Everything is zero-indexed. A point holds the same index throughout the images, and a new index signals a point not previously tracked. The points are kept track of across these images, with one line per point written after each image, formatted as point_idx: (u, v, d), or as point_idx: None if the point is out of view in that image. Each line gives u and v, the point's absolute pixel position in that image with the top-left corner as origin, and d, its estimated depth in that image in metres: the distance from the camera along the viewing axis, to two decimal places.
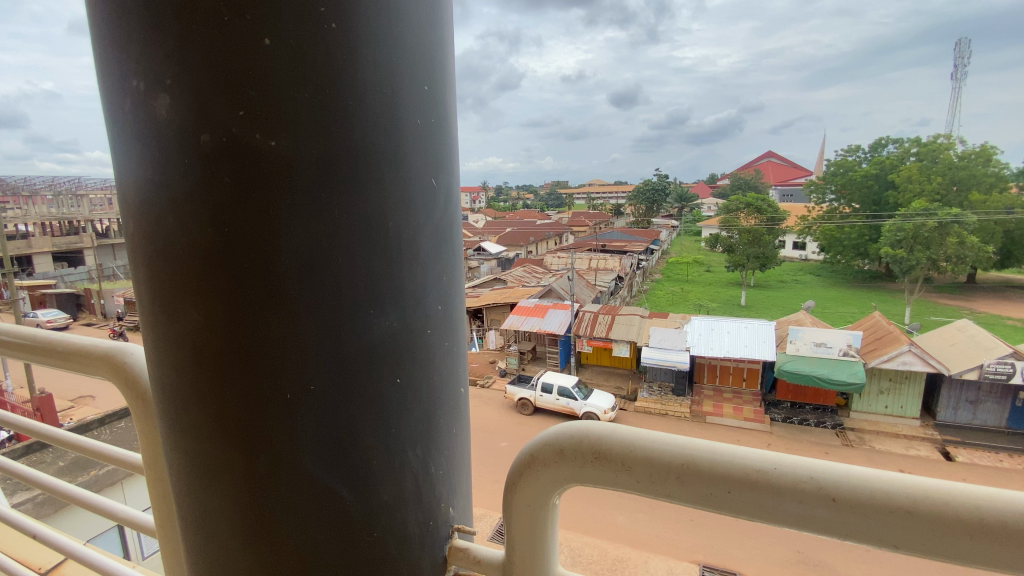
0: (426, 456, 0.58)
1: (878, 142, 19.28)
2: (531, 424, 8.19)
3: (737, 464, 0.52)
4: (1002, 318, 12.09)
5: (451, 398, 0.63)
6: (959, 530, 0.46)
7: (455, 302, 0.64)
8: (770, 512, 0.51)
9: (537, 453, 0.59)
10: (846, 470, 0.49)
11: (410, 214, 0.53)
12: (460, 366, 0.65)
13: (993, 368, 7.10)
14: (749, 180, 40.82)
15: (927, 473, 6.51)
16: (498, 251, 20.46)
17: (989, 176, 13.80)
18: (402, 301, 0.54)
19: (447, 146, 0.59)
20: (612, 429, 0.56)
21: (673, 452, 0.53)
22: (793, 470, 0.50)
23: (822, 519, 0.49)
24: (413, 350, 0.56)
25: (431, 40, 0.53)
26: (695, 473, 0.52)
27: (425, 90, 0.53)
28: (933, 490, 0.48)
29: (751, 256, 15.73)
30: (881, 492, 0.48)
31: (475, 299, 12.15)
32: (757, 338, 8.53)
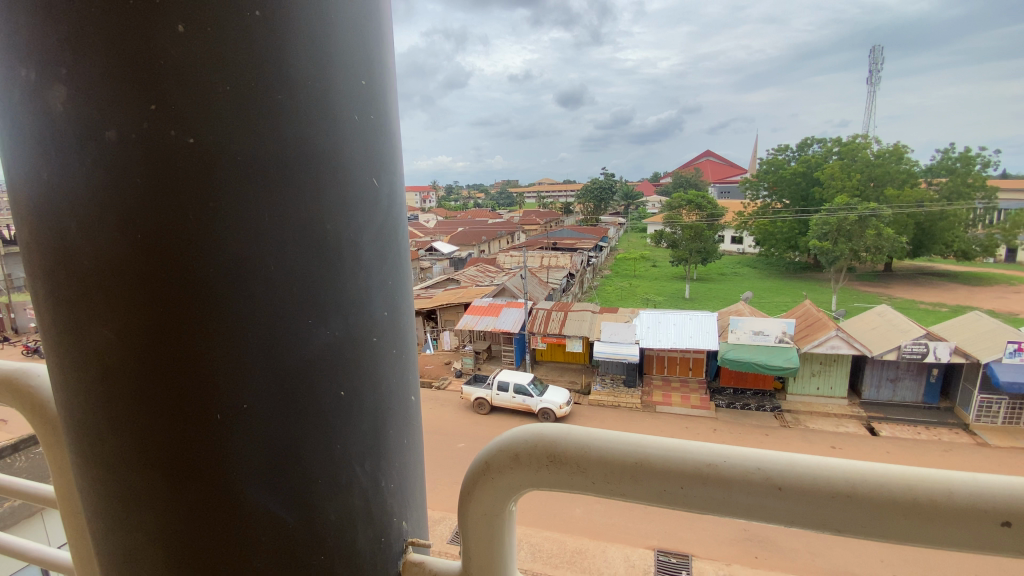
0: (377, 472, 0.56)
1: (805, 142, 20.59)
2: (488, 424, 8.16)
3: (689, 459, 0.52)
4: (914, 303, 13.27)
5: (403, 411, 0.61)
6: (896, 510, 0.49)
7: (405, 309, 0.62)
8: (723, 504, 0.51)
9: (492, 459, 0.58)
10: (790, 457, 0.51)
11: (350, 218, 0.50)
12: (409, 375, 0.63)
13: (909, 349, 7.77)
14: (690, 180, 42.75)
15: (854, 448, 7.05)
16: (450, 251, 20.28)
17: (901, 174, 15.29)
18: (344, 310, 0.51)
19: (390, 143, 0.57)
20: (565, 432, 0.56)
21: (628, 450, 0.54)
22: (744, 461, 0.51)
23: (771, 508, 0.50)
24: (357, 360, 0.53)
25: (368, 34, 0.51)
26: (649, 471, 0.52)
27: (363, 85, 0.50)
28: (875, 474, 0.50)
29: (693, 250, 16.43)
30: (825, 479, 0.50)
31: (428, 300, 11.99)
32: (701, 329, 8.91)
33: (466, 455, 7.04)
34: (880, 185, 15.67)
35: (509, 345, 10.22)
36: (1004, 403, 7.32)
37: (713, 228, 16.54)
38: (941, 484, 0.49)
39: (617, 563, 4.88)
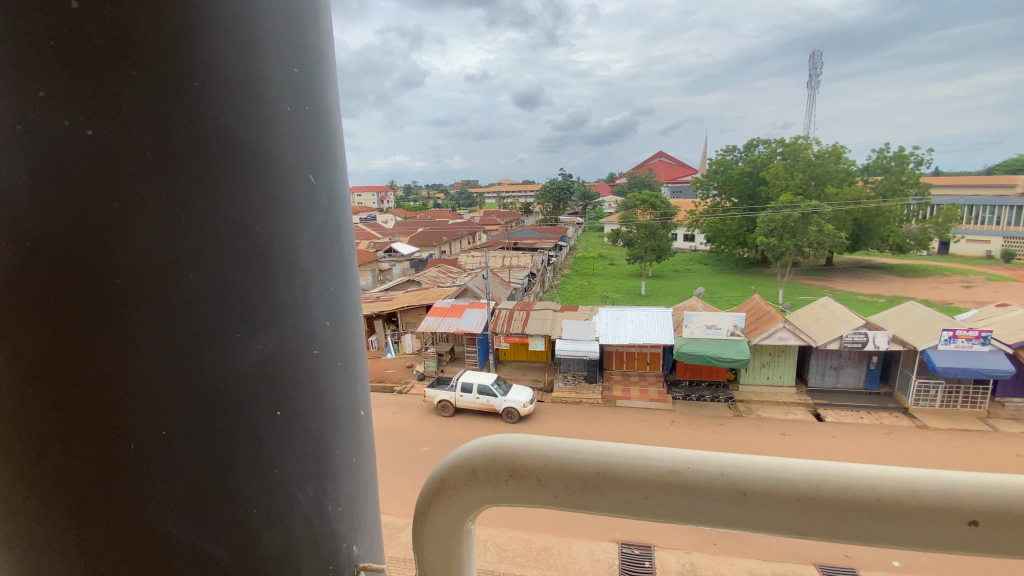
0: (318, 485, 0.58)
1: (752, 143, 21.44)
2: (452, 426, 8.07)
3: (653, 467, 0.53)
4: (853, 295, 14.15)
5: (346, 415, 0.63)
6: (856, 511, 0.51)
7: (346, 309, 0.65)
8: (690, 513, 0.52)
9: (447, 477, 0.58)
10: (753, 464, 0.53)
11: (283, 226, 0.52)
12: (355, 385, 0.66)
13: (851, 338, 8.23)
14: (644, 181, 44.05)
15: (801, 434, 7.43)
16: (409, 252, 19.95)
17: (838, 173, 16.47)
18: (276, 322, 0.53)
19: (326, 142, 0.60)
20: (523, 444, 0.56)
21: (591, 461, 0.54)
22: (707, 467, 0.53)
23: (736, 514, 0.52)
24: (293, 375, 0.55)
25: (299, 31, 0.53)
26: (614, 480, 0.53)
27: (295, 74, 0.52)
28: (837, 477, 0.52)
29: (648, 249, 16.88)
30: (786, 482, 0.52)
31: (388, 303, 11.77)
32: (658, 324, 9.15)
33: (431, 459, 6.94)
34: (820, 184, 16.71)
35: (471, 346, 10.16)
36: (938, 387, 7.89)
37: (667, 226, 17.04)
38: (899, 483, 0.53)
39: (582, 558, 4.93)
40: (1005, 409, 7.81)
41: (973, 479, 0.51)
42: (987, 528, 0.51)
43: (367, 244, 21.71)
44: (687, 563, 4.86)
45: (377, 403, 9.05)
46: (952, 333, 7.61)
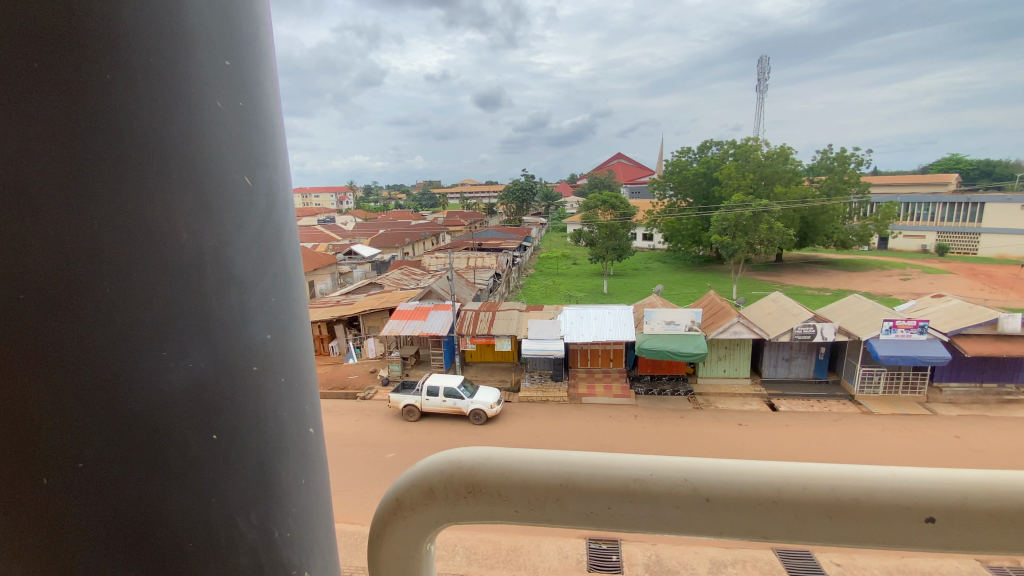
0: (261, 510, 0.59)
1: (704, 145, 22.15)
2: (418, 430, 7.96)
3: (615, 477, 0.58)
4: (802, 290, 14.88)
5: (293, 428, 0.64)
6: (818, 512, 0.57)
7: (294, 316, 0.64)
8: (651, 520, 0.58)
9: (403, 497, 0.62)
10: (718, 471, 0.58)
11: (215, 230, 0.52)
12: (303, 405, 0.65)
13: (800, 330, 8.65)
14: (606, 181, 44.84)
15: (756, 424, 7.76)
16: (370, 254, 19.55)
17: (786, 173, 17.13)
18: (210, 338, 0.53)
19: (270, 146, 0.59)
20: (480, 461, 0.60)
21: (553, 474, 0.59)
22: (670, 474, 0.58)
23: (698, 519, 0.57)
24: (230, 391, 0.55)
25: (233, 23, 0.52)
26: (574, 492, 0.58)
27: (226, 65, 0.51)
28: (796, 480, 0.58)
29: (610, 248, 17.17)
30: (748, 488, 0.57)
31: (349, 307, 11.50)
32: (620, 321, 9.32)
33: (397, 466, 6.82)
34: (770, 183, 17.49)
35: (437, 348, 10.05)
36: (881, 374, 8.40)
37: (627, 225, 17.41)
38: (862, 484, 0.58)
39: (551, 556, 4.95)
40: (942, 393, 8.38)
41: (924, 477, 0.58)
42: (947, 526, 0.56)
43: (326, 246, 21.14)
44: (652, 554, 4.96)
45: (340, 410, 8.82)
46: (893, 323, 8.12)
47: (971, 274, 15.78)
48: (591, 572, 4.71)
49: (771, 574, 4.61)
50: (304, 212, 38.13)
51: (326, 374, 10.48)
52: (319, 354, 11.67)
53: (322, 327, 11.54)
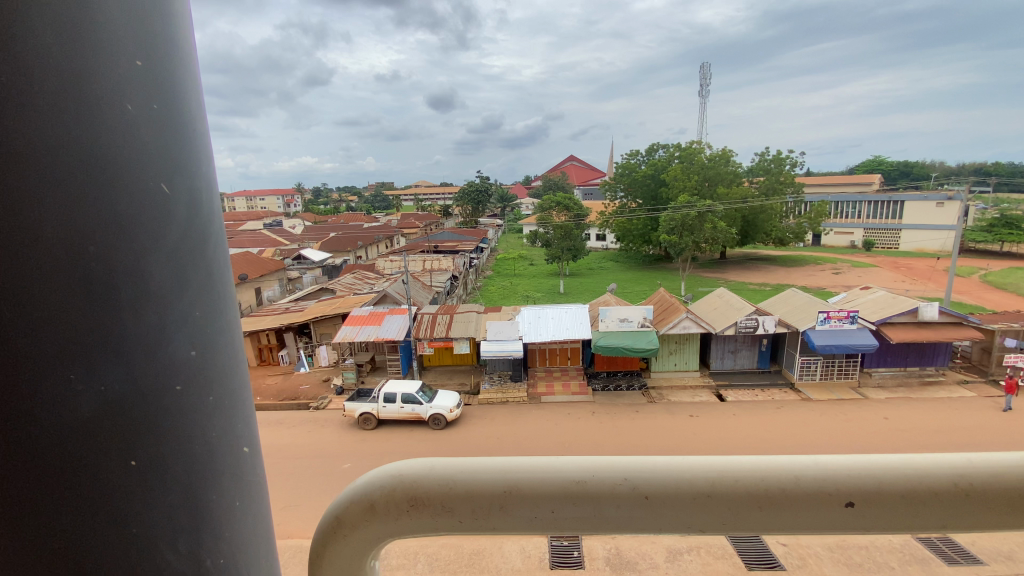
0: (190, 536, 0.57)
1: (652, 148, 22.85)
2: (375, 438, 7.76)
3: (561, 479, 0.61)
4: (745, 285, 15.67)
5: (225, 447, 0.61)
6: (749, 503, 0.62)
7: (224, 329, 0.61)
8: (594, 518, 0.61)
9: (344, 514, 0.62)
10: (657, 471, 0.62)
11: (132, 242, 0.49)
12: (235, 423, 0.63)
13: (744, 324, 9.09)
14: (559, 182, 45.46)
15: (707, 415, 8.09)
16: (321, 258, 18.89)
17: (727, 175, 18.21)
18: (127, 359, 0.50)
19: (191, 152, 0.56)
20: (424, 474, 0.62)
21: (499, 482, 0.61)
22: (611, 475, 0.62)
23: (639, 516, 0.61)
24: (152, 415, 0.53)
25: (147, 23, 0.49)
26: (519, 498, 0.60)
27: (138, 64, 0.48)
28: (727, 475, 0.62)
29: (564, 249, 17.40)
30: (682, 484, 0.61)
31: (300, 314, 11.08)
32: (576, 320, 9.47)
33: (354, 476, 6.62)
34: (713, 184, 18.40)
35: (393, 354, 9.82)
36: (818, 362, 8.97)
37: (581, 226, 17.69)
38: (790, 474, 0.63)
39: (513, 556, 4.96)
40: (871, 377, 9.04)
41: (843, 465, 0.63)
42: (866, 507, 0.62)
43: (273, 251, 20.27)
44: (613, 547, 5.06)
45: (292, 422, 8.47)
46: (827, 314, 8.69)
47: (893, 267, 17.12)
48: (553, 569, 4.74)
49: (724, 558, 4.83)
50: (248, 215, 36.51)
51: (276, 385, 10.04)
52: (267, 364, 11.17)
53: (270, 336, 11.04)
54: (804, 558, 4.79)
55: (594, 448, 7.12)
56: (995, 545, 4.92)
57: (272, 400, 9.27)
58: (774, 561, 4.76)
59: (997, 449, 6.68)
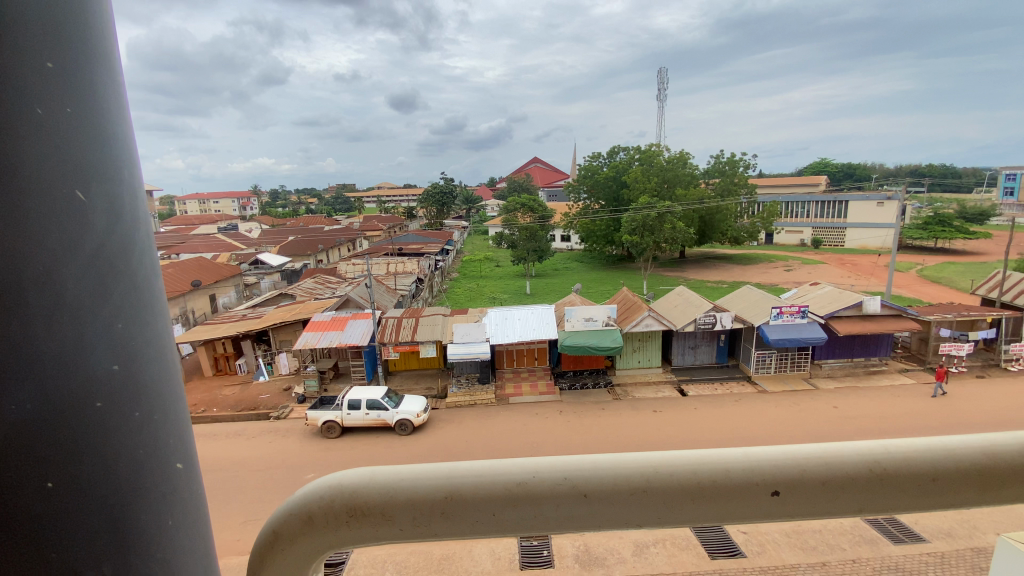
0: (114, 559, 0.54)
1: (613, 150, 23.26)
2: (340, 447, 7.57)
3: (501, 482, 0.61)
4: (704, 283, 16.18)
5: (154, 465, 0.59)
6: (685, 497, 0.63)
7: (154, 343, 0.59)
8: (536, 518, 0.61)
9: (281, 529, 0.60)
10: (594, 469, 0.63)
11: (41, 251, 0.46)
12: (164, 441, 0.61)
13: (703, 320, 9.38)
14: (524, 184, 45.71)
15: (669, 410, 8.31)
16: (279, 263, 18.28)
17: (685, 176, 18.74)
18: (38, 374, 0.47)
19: (109, 158, 0.54)
20: (363, 484, 0.61)
21: (440, 488, 0.61)
22: (552, 474, 0.62)
23: (578, 515, 0.62)
24: (66, 433, 0.50)
25: (55, 24, 0.48)
26: (460, 502, 0.60)
27: (49, 66, 0.47)
28: (661, 468, 0.64)
29: (530, 250, 17.50)
30: (619, 480, 0.62)
31: (257, 321, 10.68)
32: (542, 321, 9.54)
33: None
34: (672, 185, 18.88)
35: (358, 359, 9.61)
36: (772, 355, 9.37)
37: (546, 227, 17.83)
38: (722, 467, 0.65)
39: (483, 559, 4.94)
40: (822, 368, 9.51)
41: (771, 455, 0.65)
42: (792, 496, 0.64)
43: (229, 256, 19.49)
44: (581, 544, 5.12)
45: (251, 433, 8.16)
46: (780, 309, 9.08)
47: (839, 263, 18.08)
48: (523, 569, 4.74)
49: (688, 548, 4.97)
50: (202, 219, 35.02)
51: (234, 395, 9.65)
52: (224, 373, 10.72)
53: (227, 344, 10.60)
54: (763, 544, 4.97)
55: (562, 447, 7.19)
56: (934, 523, 5.26)
57: (230, 411, 8.90)
58: (735, 548, 4.92)
59: (934, 433, 7.14)
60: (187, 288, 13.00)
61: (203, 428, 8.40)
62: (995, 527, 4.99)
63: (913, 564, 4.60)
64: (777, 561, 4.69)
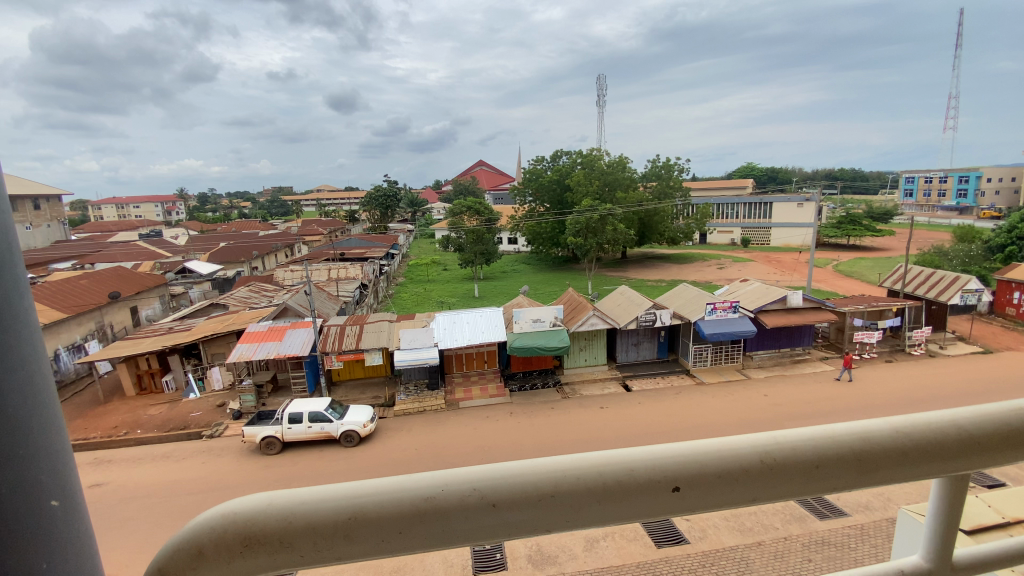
0: None
1: (556, 153, 23.72)
2: (281, 463, 7.20)
3: (405, 499, 0.54)
4: (645, 282, 16.85)
5: (16, 506, 0.53)
6: (591, 496, 0.56)
7: (17, 370, 0.54)
8: (446, 535, 0.53)
9: (164, 565, 0.51)
10: (500, 473, 0.55)
11: None
12: (33, 476, 0.55)
13: (645, 318, 9.75)
14: (470, 187, 45.69)
15: (616, 406, 8.56)
16: (210, 271, 17.20)
17: (624, 179, 19.41)
18: None
19: None
20: (256, 508, 0.52)
21: (341, 510, 0.53)
22: (459, 485, 0.54)
23: (487, 528, 0.54)
24: None
25: None
26: (364, 523, 0.52)
27: None
28: (569, 469, 0.57)
29: (477, 252, 17.51)
30: (528, 485, 0.55)
31: (186, 333, 9.98)
32: (491, 324, 9.55)
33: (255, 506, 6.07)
34: (612, 188, 19.49)
35: (298, 371, 9.20)
36: (709, 349, 9.89)
37: (492, 230, 17.90)
38: (625, 463, 0.58)
39: (435, 567, 4.85)
40: (753, 359, 10.14)
41: (673, 449, 0.59)
42: (693, 492, 0.58)
43: (152, 264, 18.12)
44: (534, 545, 5.17)
45: (181, 454, 7.60)
46: (713, 305, 9.61)
47: (766, 261, 19.37)
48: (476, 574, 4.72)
49: (636, 539, 5.15)
50: (122, 224, 32.44)
51: (160, 415, 8.95)
52: (148, 392, 9.92)
53: (151, 360, 9.81)
54: (704, 530, 5.21)
55: (513, 449, 7.22)
56: (854, 498, 5.73)
57: (156, 432, 8.24)
58: (679, 536, 5.14)
59: (851, 415, 7.79)
60: (105, 301, 11.94)
61: (125, 452, 7.72)
62: (905, 497, 5.52)
63: (837, 537, 4.99)
64: (717, 544, 4.95)
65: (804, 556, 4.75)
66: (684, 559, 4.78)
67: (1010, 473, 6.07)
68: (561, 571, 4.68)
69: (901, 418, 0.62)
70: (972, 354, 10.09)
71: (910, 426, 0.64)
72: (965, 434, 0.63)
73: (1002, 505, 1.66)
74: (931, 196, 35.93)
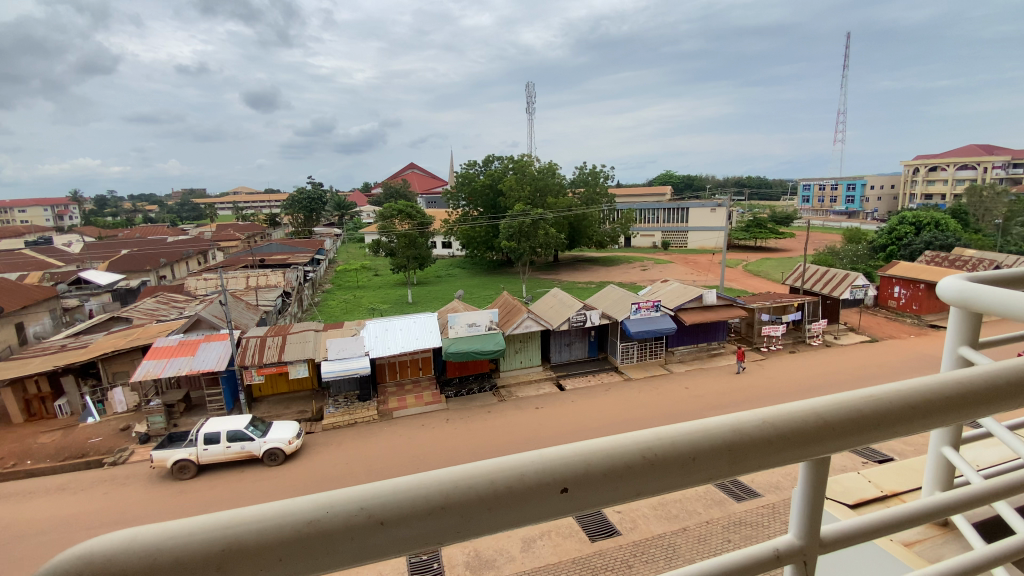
0: None
1: (488, 158, 23.78)
2: (197, 488, 6.62)
3: (289, 521, 0.48)
4: (576, 284, 17.36)
5: None
6: (478, 506, 0.51)
7: None
8: (337, 557, 0.48)
9: None
10: (389, 488, 0.51)
11: None
12: None
13: (577, 319, 10.04)
14: (401, 189, 44.74)
15: (550, 406, 8.75)
16: (110, 281, 15.54)
17: (555, 185, 19.83)
18: None
19: None
20: (118, 545, 0.45)
21: (215, 539, 0.47)
22: (347, 505, 0.49)
23: (376, 548, 0.49)
24: None
25: None
26: (242, 553, 0.46)
27: None
28: (456, 476, 0.52)
29: (410, 257, 17.15)
30: (416, 494, 0.51)
31: (81, 352, 8.92)
32: (425, 330, 9.39)
33: None
34: (543, 193, 19.82)
35: (214, 387, 8.50)
36: (636, 347, 10.37)
37: (425, 235, 17.62)
38: (518, 468, 0.54)
39: None
40: (674, 354, 10.78)
41: (562, 449, 0.56)
42: (580, 493, 0.55)
43: (40, 274, 16.10)
44: (472, 551, 5.15)
45: (78, 485, 6.78)
46: (639, 305, 10.09)
47: (685, 262, 20.68)
48: None
49: (572, 534, 5.27)
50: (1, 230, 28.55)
51: (50, 442, 7.92)
52: (36, 419, 8.74)
53: (42, 382, 8.67)
54: (634, 520, 5.47)
55: (449, 457, 7.14)
56: (767, 480, 6.26)
57: (49, 462, 7.28)
58: (612, 528, 5.33)
59: (762, 404, 8.50)
60: None
61: (7, 488, 6.75)
62: None
63: (752, 517, 5.40)
64: (646, 533, 5.22)
65: (723, 538, 5.10)
66: (616, 551, 4.96)
67: (894, 448, 6.91)
68: (499, 573, 4.72)
69: (769, 409, 0.64)
70: (860, 343, 11.33)
71: (777, 416, 0.65)
72: (824, 419, 0.67)
73: (878, 479, 1.88)
74: (823, 201, 39.87)
